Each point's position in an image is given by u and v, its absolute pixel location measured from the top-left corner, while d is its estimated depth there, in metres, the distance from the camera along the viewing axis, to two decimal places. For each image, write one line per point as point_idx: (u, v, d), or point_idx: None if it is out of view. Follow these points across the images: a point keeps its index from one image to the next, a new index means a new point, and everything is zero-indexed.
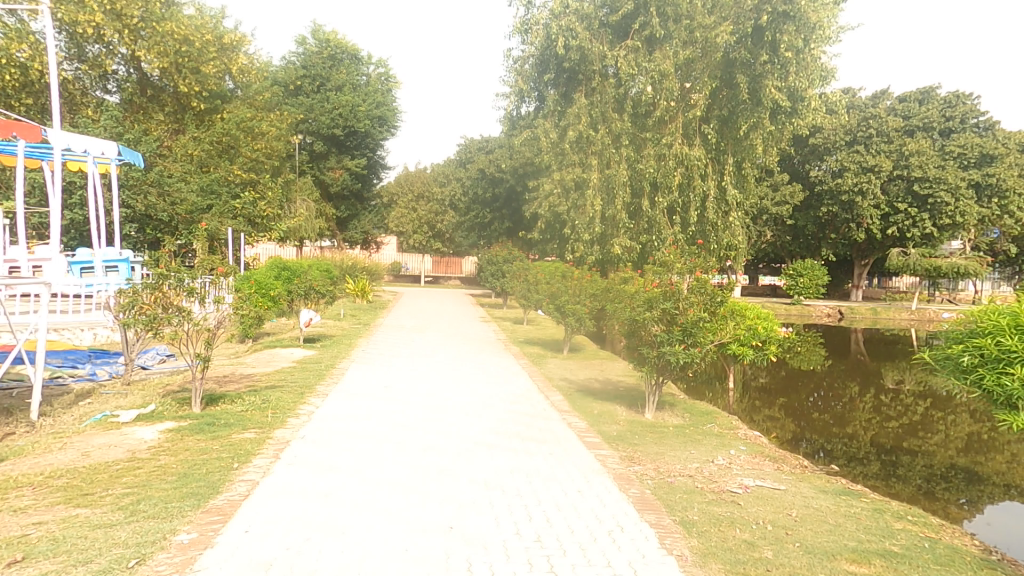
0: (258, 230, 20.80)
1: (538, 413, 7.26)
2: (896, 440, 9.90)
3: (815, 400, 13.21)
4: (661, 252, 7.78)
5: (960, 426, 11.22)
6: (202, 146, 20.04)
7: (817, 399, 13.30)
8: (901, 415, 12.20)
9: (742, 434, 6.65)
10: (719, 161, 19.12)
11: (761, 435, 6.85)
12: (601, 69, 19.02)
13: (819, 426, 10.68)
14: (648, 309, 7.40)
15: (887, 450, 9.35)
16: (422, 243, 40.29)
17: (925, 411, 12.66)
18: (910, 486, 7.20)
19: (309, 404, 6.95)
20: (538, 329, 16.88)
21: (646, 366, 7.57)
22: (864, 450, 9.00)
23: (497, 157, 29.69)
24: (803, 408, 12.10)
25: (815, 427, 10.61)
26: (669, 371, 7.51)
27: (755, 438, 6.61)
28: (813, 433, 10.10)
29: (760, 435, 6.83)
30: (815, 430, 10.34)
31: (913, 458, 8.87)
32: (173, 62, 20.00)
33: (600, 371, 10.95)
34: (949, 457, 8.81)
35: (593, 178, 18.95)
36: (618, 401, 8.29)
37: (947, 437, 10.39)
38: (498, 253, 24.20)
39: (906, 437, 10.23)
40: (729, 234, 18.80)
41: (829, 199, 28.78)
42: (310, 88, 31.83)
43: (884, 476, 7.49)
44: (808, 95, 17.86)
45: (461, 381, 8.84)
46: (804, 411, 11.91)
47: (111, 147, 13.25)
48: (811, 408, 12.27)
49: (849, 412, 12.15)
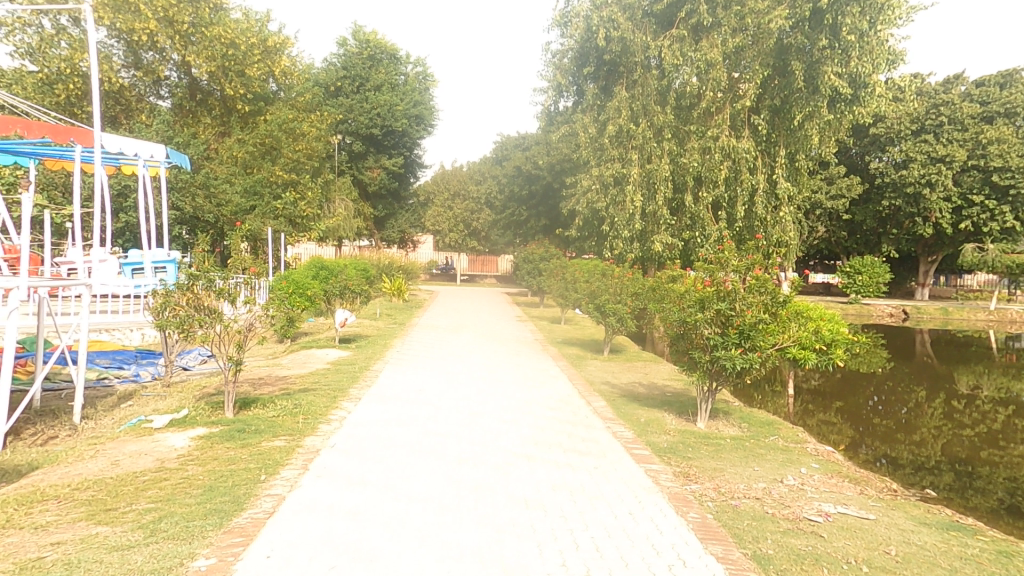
0: (298, 229, 21.18)
1: (579, 421, 6.80)
2: (973, 451, 8.92)
3: (876, 404, 12.14)
4: (714, 248, 7.07)
5: None
6: (246, 148, 20.61)
7: (879, 404, 12.22)
8: (976, 422, 11.08)
9: (812, 449, 5.93)
10: (770, 153, 17.96)
11: (833, 450, 6.12)
12: (644, 61, 18.30)
13: (883, 434, 9.72)
14: (700, 309, 6.72)
15: (966, 463, 8.37)
16: (458, 242, 40.32)
17: (1005, 419, 11.46)
18: (1005, 510, 6.34)
19: (341, 410, 6.76)
20: (576, 329, 16.34)
21: (698, 372, 6.92)
22: (937, 461, 8.13)
23: (534, 154, 29.12)
24: (863, 414, 11.10)
25: (880, 434, 9.64)
26: (724, 377, 6.86)
27: (827, 453, 5.88)
28: (879, 444, 9.15)
29: (832, 450, 6.10)
30: (879, 438, 9.42)
31: (997, 472, 7.88)
32: (220, 66, 20.52)
33: (645, 375, 10.32)
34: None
35: (634, 173, 18.18)
36: (667, 409, 7.69)
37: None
38: (534, 251, 23.78)
39: (983, 447, 9.24)
40: (780, 229, 17.66)
41: (892, 192, 26.75)
42: (350, 89, 32.38)
43: (971, 498, 6.64)
44: (872, 81, 16.52)
45: (496, 385, 8.47)
46: (865, 417, 10.92)
47: (160, 150, 13.63)
48: (872, 413, 11.26)
49: (916, 418, 11.07)
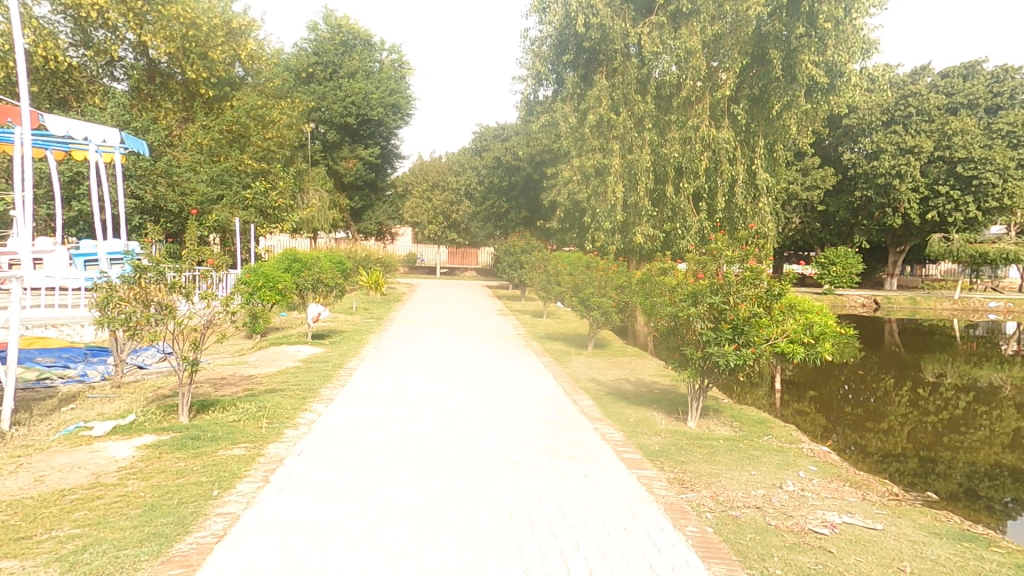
0: (270, 221, 20.31)
1: (566, 422, 6.45)
2: (936, 437, 9.05)
3: (845, 393, 12.16)
4: (708, 239, 6.78)
5: (1005, 422, 10.33)
6: (211, 135, 19.63)
7: (849, 393, 12.24)
8: (940, 408, 11.24)
9: (807, 450, 5.70)
10: (749, 144, 17.86)
11: (828, 450, 5.91)
12: (623, 49, 17.99)
13: (855, 423, 9.72)
14: (693, 303, 6.46)
15: (930, 449, 8.40)
16: (437, 234, 39.59)
17: (968, 405, 11.67)
18: (985, 501, 6.28)
19: (310, 412, 6.26)
20: (558, 323, 16.01)
21: (689, 369, 6.65)
22: (903, 446, 8.21)
23: (514, 144, 28.58)
24: (834, 402, 11.11)
25: (851, 424, 9.61)
26: (716, 373, 6.58)
27: (823, 454, 5.66)
28: (850, 432, 9.13)
29: (827, 450, 5.89)
30: (851, 426, 9.47)
31: (961, 456, 7.96)
32: (181, 46, 19.43)
33: (630, 371, 10.05)
34: (995, 455, 8.05)
35: (615, 164, 17.87)
36: (655, 407, 7.40)
37: (991, 433, 9.54)
38: (515, 244, 23.36)
39: (947, 432, 9.39)
40: (759, 220, 17.58)
41: (864, 182, 27.14)
42: (322, 76, 31.25)
43: (947, 488, 6.60)
44: (847, 70, 16.59)
45: (478, 383, 8.07)
46: (835, 405, 10.90)
47: (114, 135, 12.75)
48: (843, 402, 11.24)
49: (884, 406, 11.09)
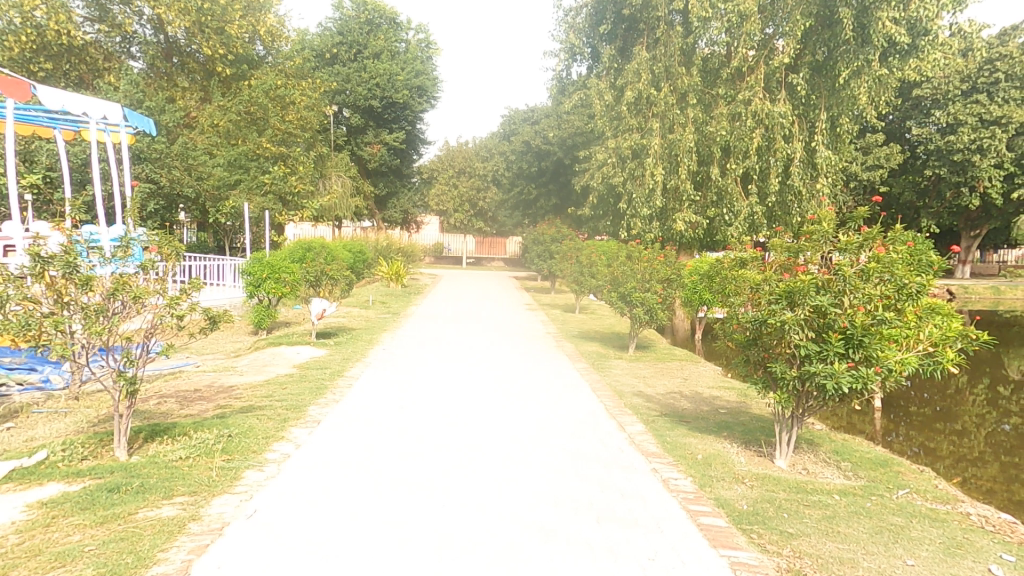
0: (289, 209, 18.98)
1: (613, 461, 4.91)
2: (1021, 441, 7.40)
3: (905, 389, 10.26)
4: (809, 216, 4.95)
5: None
6: (229, 117, 18.71)
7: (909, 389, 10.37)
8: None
9: (975, 520, 4.01)
10: (808, 118, 15.69)
11: (1003, 520, 4.18)
12: (667, 16, 16.11)
13: (918, 424, 7.98)
14: (786, 305, 4.64)
15: (1010, 454, 6.82)
16: (464, 223, 38.17)
17: None
18: None
19: (284, 446, 4.88)
20: (593, 319, 14.43)
21: (780, 392, 4.89)
22: (981, 453, 6.74)
23: (544, 126, 26.88)
24: (891, 398, 9.35)
25: (910, 424, 7.90)
26: (820, 401, 4.81)
27: (1002, 527, 3.95)
28: (912, 432, 7.54)
29: (1005, 520, 4.14)
30: (914, 425, 7.86)
31: None
32: (195, 22, 18.49)
33: (682, 381, 8.38)
34: None
35: (655, 144, 15.96)
36: (727, 435, 5.78)
37: None
38: (545, 232, 21.74)
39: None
40: (816, 204, 15.38)
41: (937, 159, 24.15)
42: (347, 57, 30.15)
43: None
44: (932, 29, 14.18)
45: (499, 399, 6.61)
46: (894, 402, 9.13)
47: (114, 111, 11.82)
48: (902, 398, 9.48)
49: (955, 406, 9.23)
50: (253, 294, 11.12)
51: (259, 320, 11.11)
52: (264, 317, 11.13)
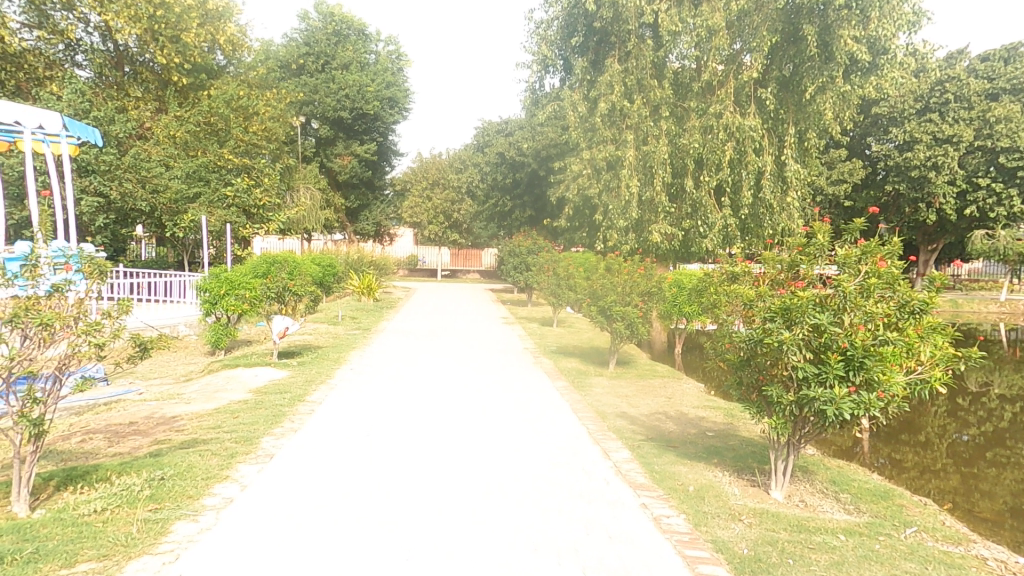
0: (253, 222, 18.23)
1: (599, 496, 4.47)
2: (979, 450, 7.35)
3: None
4: (806, 226, 4.69)
5: None
6: (187, 127, 17.67)
7: None
8: (981, 420, 9.33)
9: (992, 564, 3.70)
10: (777, 132, 15.82)
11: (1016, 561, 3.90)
12: (638, 29, 16.11)
13: (883, 434, 7.87)
14: (783, 324, 4.33)
15: (969, 464, 6.77)
16: (438, 235, 37.58)
17: (1015, 417, 9.75)
18: None
19: (228, 486, 4.27)
20: (571, 333, 14.07)
21: (776, 418, 4.54)
22: (943, 463, 6.66)
23: (518, 138, 26.70)
24: None
25: (875, 434, 7.76)
26: (819, 428, 4.47)
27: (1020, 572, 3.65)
28: (877, 442, 7.42)
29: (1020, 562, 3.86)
30: (879, 435, 7.72)
31: (1008, 474, 6.43)
32: (148, 28, 17.63)
33: (667, 400, 8.01)
34: None
35: (630, 155, 15.82)
36: (718, 462, 5.41)
37: None
38: (520, 244, 21.40)
39: (988, 445, 7.65)
40: (786, 217, 15.47)
41: (896, 176, 24.04)
42: (314, 67, 29.47)
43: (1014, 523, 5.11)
44: (891, 46, 14.55)
45: (474, 424, 6.10)
46: None
47: (53, 119, 11.22)
48: None
49: (917, 415, 9.16)
50: (210, 312, 10.35)
51: (216, 339, 10.44)
52: (222, 336, 10.44)
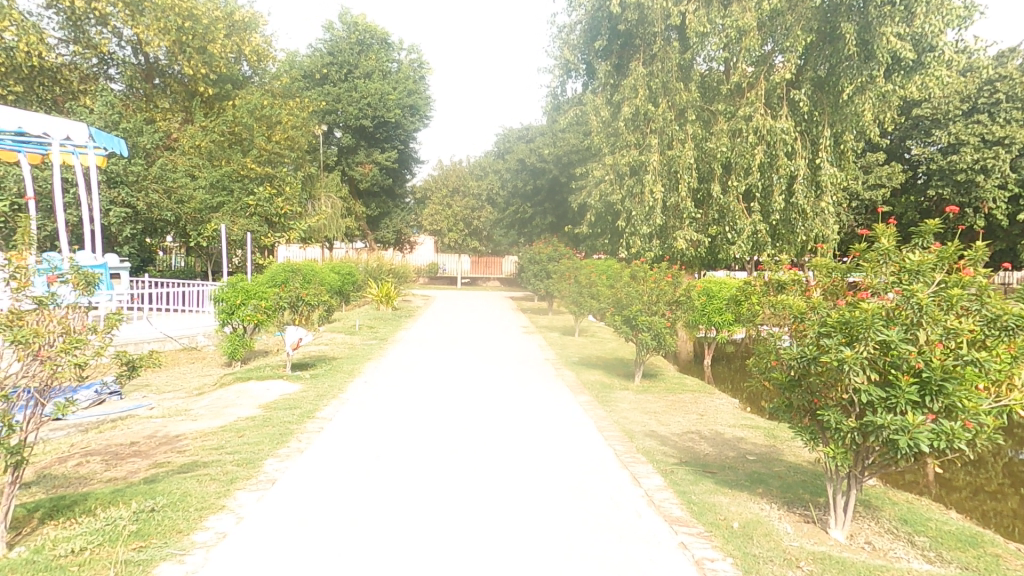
0: (275, 231, 18.30)
1: (632, 533, 3.96)
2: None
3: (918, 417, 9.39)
4: (871, 228, 4.12)
5: None
6: (211, 137, 17.88)
7: None
8: None
9: None
10: (811, 135, 15.06)
11: None
12: (664, 32, 15.65)
13: None
14: (846, 339, 3.77)
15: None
16: (458, 243, 37.39)
17: None
18: None
19: (224, 516, 3.93)
20: (594, 344, 13.55)
21: (837, 449, 3.96)
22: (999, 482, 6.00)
23: (539, 144, 26.35)
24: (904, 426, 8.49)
25: None
26: (890, 461, 3.87)
27: None
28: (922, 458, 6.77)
29: None
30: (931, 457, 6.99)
31: None
32: (176, 40, 17.88)
33: (701, 418, 7.43)
34: None
35: (654, 160, 15.26)
36: (765, 493, 4.83)
37: None
38: (541, 251, 20.95)
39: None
40: (820, 223, 14.65)
41: (939, 180, 22.56)
42: (338, 77, 29.76)
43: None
44: (938, 43, 13.67)
45: (492, 445, 5.67)
46: None
47: (78, 131, 11.18)
48: None
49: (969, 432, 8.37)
50: (227, 322, 10.20)
51: (233, 351, 10.30)
52: (238, 348, 10.30)
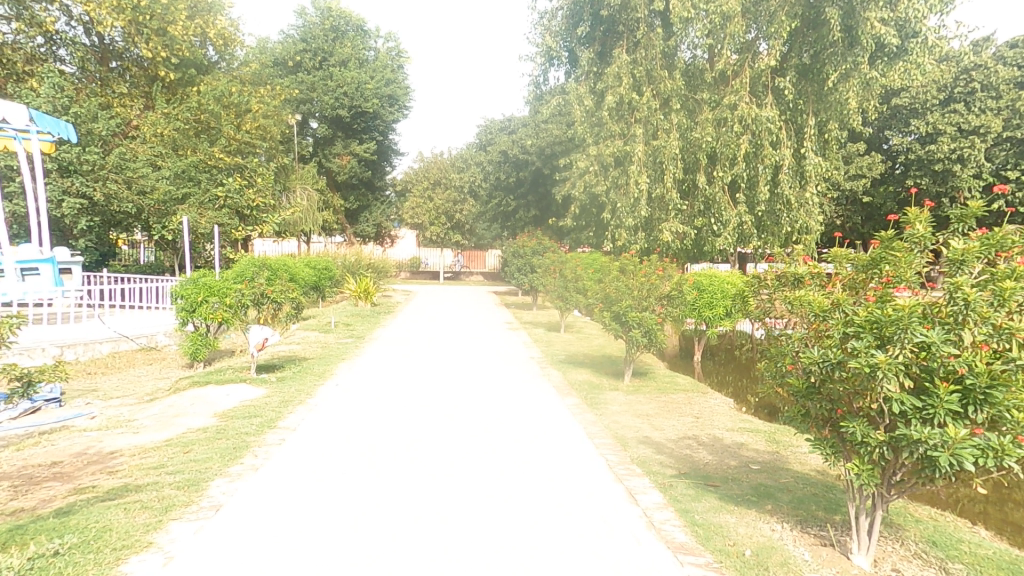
0: (247, 223, 17.25)
1: (631, 566, 3.42)
2: None
3: None
4: (906, 216, 3.64)
5: None
6: (175, 124, 16.79)
7: None
8: None
9: None
10: (796, 124, 14.70)
11: None
12: (647, 18, 15.13)
13: None
14: (876, 341, 3.25)
15: None
16: (440, 237, 36.53)
17: None
18: None
19: (148, 554, 3.28)
20: (580, 341, 13.05)
21: (863, 466, 3.42)
22: None
23: (522, 135, 25.69)
24: None
25: None
26: (925, 481, 3.36)
27: None
28: None
29: None
30: None
31: None
32: (132, 19, 16.78)
33: (697, 421, 6.95)
34: None
35: (639, 151, 14.77)
36: (775, 510, 4.35)
37: None
38: (525, 244, 20.37)
39: None
40: (805, 214, 14.26)
41: (918, 170, 22.30)
42: (312, 65, 28.58)
43: None
44: (922, 29, 13.28)
45: (473, 457, 5.10)
46: None
47: (18, 111, 10.33)
48: None
49: None
50: (187, 321, 9.46)
51: (195, 351, 9.52)
52: (200, 348, 9.54)
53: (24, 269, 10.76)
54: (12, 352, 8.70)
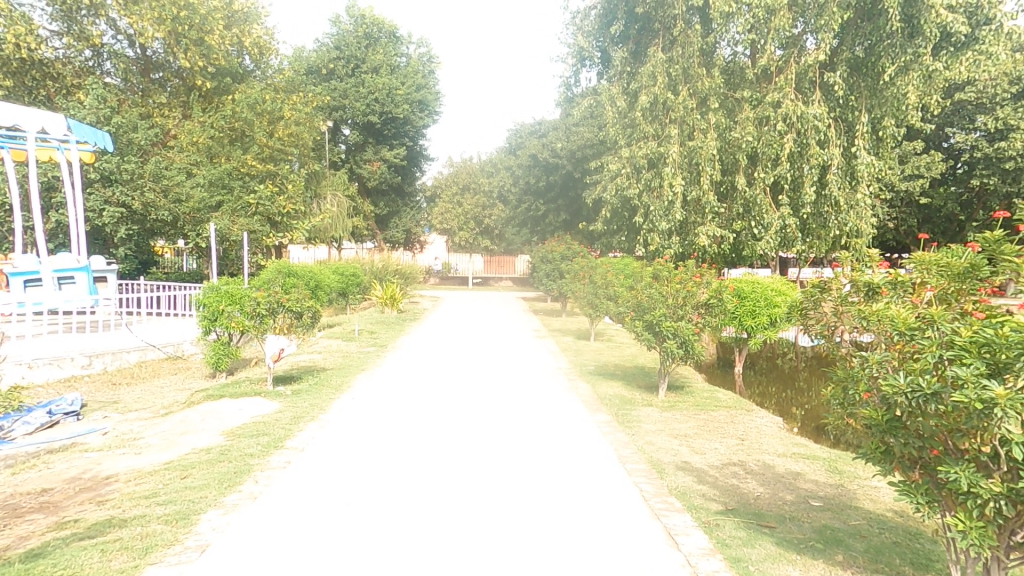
0: (277, 230, 17.17)
1: None
2: None
3: None
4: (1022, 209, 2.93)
5: None
6: (210, 132, 17.09)
7: None
8: None
9: None
10: (846, 121, 13.59)
11: None
12: (684, 14, 14.37)
13: None
14: (989, 369, 2.55)
15: None
16: (469, 241, 36.31)
17: None
18: None
19: None
20: (611, 350, 12.41)
21: (976, 523, 2.73)
22: None
23: (552, 138, 25.17)
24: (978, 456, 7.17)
25: None
26: None
27: None
28: None
29: None
30: None
31: None
32: (171, 30, 17.16)
33: (743, 444, 6.24)
34: None
35: (673, 152, 14.04)
36: (848, 563, 3.66)
37: None
38: (554, 248, 19.82)
39: None
40: (855, 216, 13.19)
41: (982, 168, 20.59)
42: (345, 72, 29.03)
43: None
44: (996, 14, 12.26)
45: (489, 486, 4.61)
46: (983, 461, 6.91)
47: (56, 123, 10.52)
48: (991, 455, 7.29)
49: None
50: (209, 330, 9.30)
51: (217, 361, 9.40)
52: (222, 358, 9.40)
53: (59, 278, 10.83)
54: (43, 361, 8.71)
